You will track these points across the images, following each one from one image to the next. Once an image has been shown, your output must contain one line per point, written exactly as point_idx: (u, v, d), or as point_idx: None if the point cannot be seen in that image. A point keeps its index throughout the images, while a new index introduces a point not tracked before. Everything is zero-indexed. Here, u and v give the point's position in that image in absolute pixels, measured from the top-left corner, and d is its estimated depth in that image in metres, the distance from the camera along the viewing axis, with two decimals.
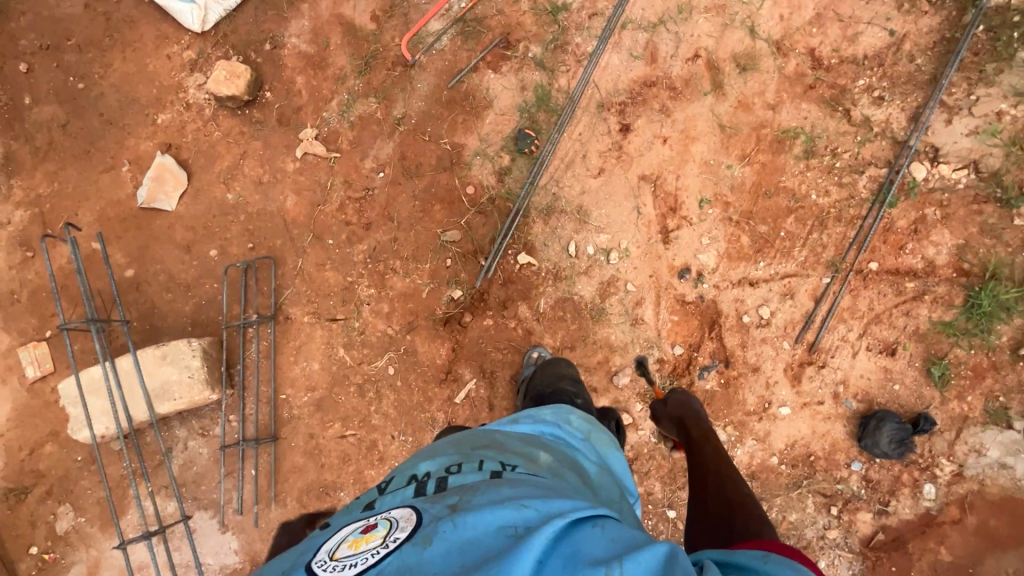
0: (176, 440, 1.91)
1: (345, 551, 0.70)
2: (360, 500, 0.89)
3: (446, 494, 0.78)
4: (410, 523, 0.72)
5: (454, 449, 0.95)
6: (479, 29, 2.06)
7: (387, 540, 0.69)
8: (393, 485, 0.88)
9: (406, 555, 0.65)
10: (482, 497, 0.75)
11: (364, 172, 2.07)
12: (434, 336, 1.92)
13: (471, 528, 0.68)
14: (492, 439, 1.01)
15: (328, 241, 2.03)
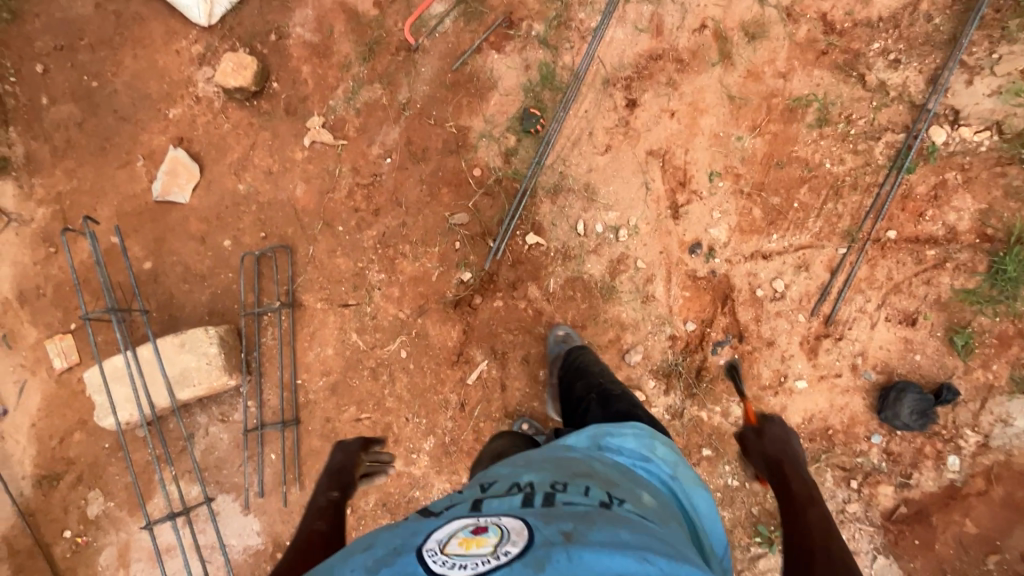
0: (198, 426, 1.96)
1: (457, 547, 0.75)
2: (463, 495, 0.95)
3: (559, 518, 0.81)
4: (521, 539, 0.75)
5: (558, 470, 0.99)
6: (481, 9, 2.04)
7: (501, 551, 0.73)
8: (497, 491, 0.93)
9: (522, 574, 0.69)
10: (597, 537, 0.78)
11: (371, 158, 2.08)
12: (445, 319, 1.93)
13: (587, 567, 0.71)
14: (592, 466, 1.04)
15: (338, 228, 2.05)
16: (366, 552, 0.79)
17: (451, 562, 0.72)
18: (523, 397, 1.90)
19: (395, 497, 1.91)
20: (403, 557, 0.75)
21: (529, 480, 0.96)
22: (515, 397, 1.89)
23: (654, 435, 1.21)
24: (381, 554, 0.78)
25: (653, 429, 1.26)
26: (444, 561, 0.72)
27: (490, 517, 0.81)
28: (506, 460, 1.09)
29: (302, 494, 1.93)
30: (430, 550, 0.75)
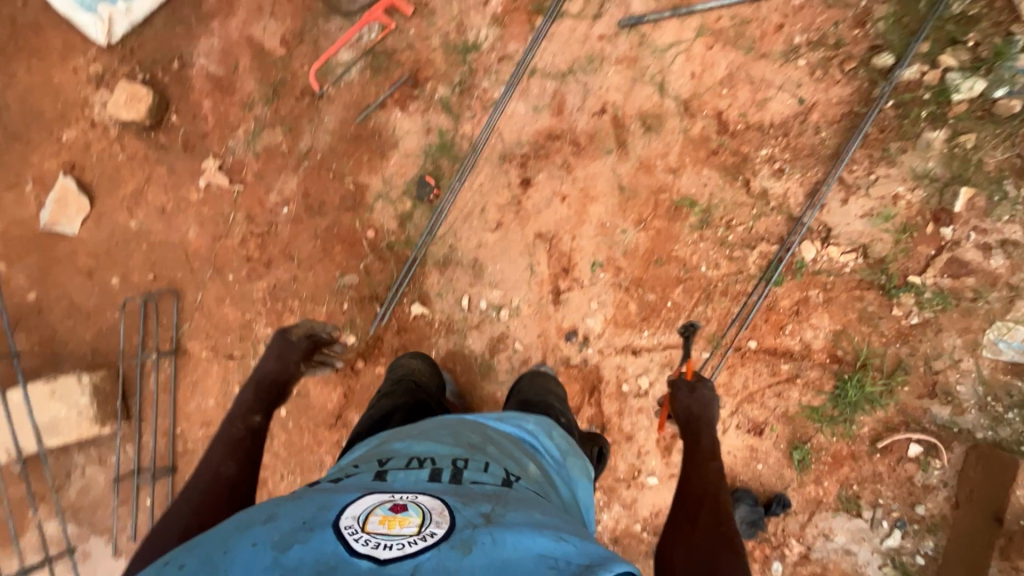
0: (73, 466, 1.96)
1: (377, 526, 0.74)
2: (366, 472, 0.95)
3: (475, 501, 0.84)
4: (444, 518, 0.76)
5: (460, 450, 1.05)
6: (389, 63, 1.98)
7: (425, 531, 0.73)
8: (404, 469, 0.95)
9: (447, 556, 0.70)
10: (514, 518, 0.80)
11: (268, 206, 2.04)
12: (326, 380, 1.94)
13: (511, 548, 0.73)
14: (489, 444, 1.13)
15: (229, 276, 2.02)
16: (269, 527, 0.76)
17: (375, 542, 0.71)
18: None
19: None
20: (319, 534, 0.73)
21: (432, 458, 1.00)
22: None
23: (545, 424, 1.35)
24: (289, 530, 0.74)
25: (547, 422, 1.39)
26: (365, 540, 0.72)
27: (408, 495, 0.81)
28: (399, 440, 1.13)
29: None
30: (347, 527, 0.74)
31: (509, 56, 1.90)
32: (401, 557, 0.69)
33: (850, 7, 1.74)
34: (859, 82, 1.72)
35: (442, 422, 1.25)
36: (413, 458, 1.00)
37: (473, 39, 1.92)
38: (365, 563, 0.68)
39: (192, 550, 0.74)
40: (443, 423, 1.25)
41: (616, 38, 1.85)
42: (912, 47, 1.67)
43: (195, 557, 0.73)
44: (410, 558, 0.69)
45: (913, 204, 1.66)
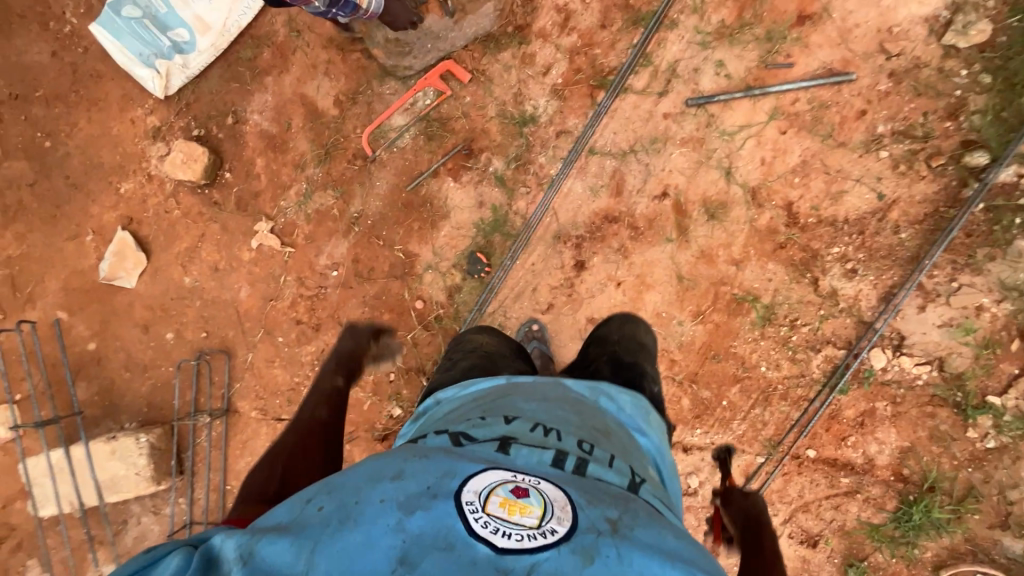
0: (130, 514, 2.04)
1: (498, 508, 0.63)
2: (488, 430, 0.85)
3: (601, 497, 0.71)
4: (569, 514, 0.64)
5: (582, 428, 0.90)
6: (443, 131, 1.93)
7: (547, 527, 0.61)
8: (529, 439, 0.83)
9: (568, 565, 0.59)
10: (643, 535, 0.67)
11: (318, 269, 2.04)
12: (372, 450, 1.97)
13: (637, 573, 0.61)
14: (607, 430, 0.95)
15: (279, 337, 2.04)
16: (396, 482, 0.67)
17: (495, 526, 0.61)
18: None
19: None
20: (441, 505, 0.63)
21: (555, 429, 0.86)
22: None
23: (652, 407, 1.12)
24: (415, 492, 0.65)
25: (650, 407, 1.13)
26: (484, 522, 0.61)
27: (532, 476, 0.69)
28: (521, 392, 1.00)
29: None
30: (469, 504, 0.63)
31: (567, 131, 1.83)
32: (522, 553, 0.59)
33: (941, 98, 1.61)
34: (946, 180, 1.60)
35: (555, 384, 1.06)
36: (535, 423, 0.88)
37: (531, 111, 1.86)
38: (483, 551, 0.59)
39: (328, 488, 0.69)
40: (558, 384, 1.07)
41: (683, 117, 1.76)
42: (1011, 148, 1.54)
43: (329, 497, 0.67)
44: (530, 556, 0.59)
45: (999, 318, 1.55)
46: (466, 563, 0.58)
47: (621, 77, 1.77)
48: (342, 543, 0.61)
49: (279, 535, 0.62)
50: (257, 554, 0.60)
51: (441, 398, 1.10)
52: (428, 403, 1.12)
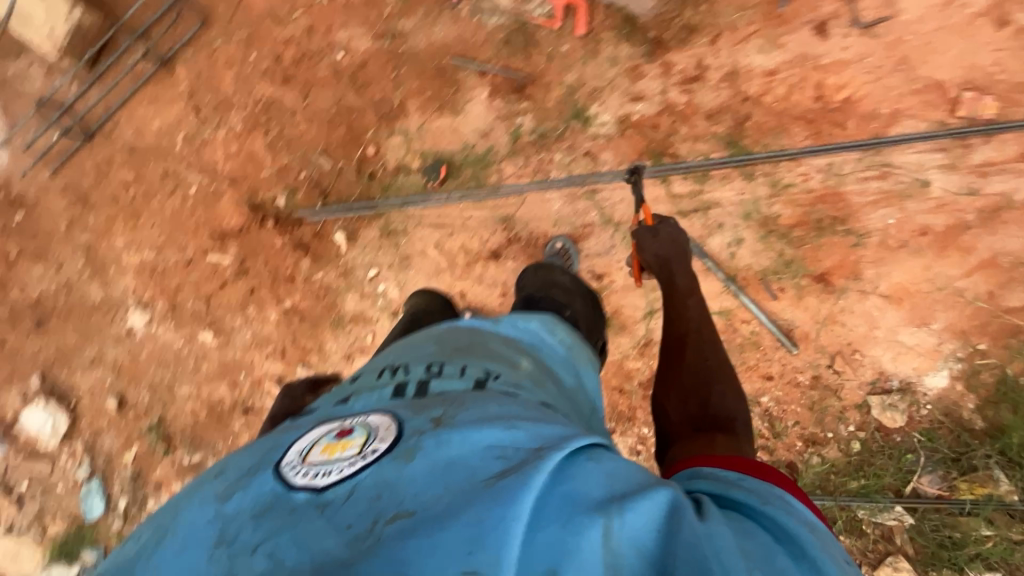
0: (29, 53, 2.03)
1: (318, 456, 0.69)
2: (337, 395, 0.88)
3: (425, 404, 0.75)
4: (388, 434, 0.69)
5: (438, 350, 0.92)
6: (520, 50, 1.82)
7: (365, 451, 0.66)
8: (372, 384, 0.86)
9: (385, 471, 0.63)
10: (466, 415, 0.70)
11: (330, 38, 1.93)
12: (239, 206, 2.04)
13: (457, 447, 0.64)
14: (477, 338, 0.97)
15: (253, 53, 1.97)
16: (216, 480, 0.71)
17: (313, 473, 0.66)
18: (226, 304, 2.10)
19: (96, 256, 2.12)
20: (259, 478, 0.68)
21: (403, 366, 0.89)
22: (221, 300, 2.10)
23: (549, 323, 1.10)
24: (235, 479, 0.70)
25: (555, 320, 1.14)
26: (303, 474, 0.66)
27: (359, 417, 0.75)
28: (386, 352, 1.02)
29: (48, 181, 2.09)
30: (286, 466, 0.69)
31: (595, 160, 1.78)
32: (341, 482, 0.64)
33: (816, 426, 1.75)
34: None
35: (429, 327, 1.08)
36: (383, 368, 0.90)
37: (591, 113, 1.78)
38: (302, 498, 0.64)
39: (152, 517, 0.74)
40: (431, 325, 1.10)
41: None
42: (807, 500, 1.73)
43: (154, 525, 0.70)
44: (348, 480, 0.63)
45: None
46: (280, 516, 0.63)
47: (670, 168, 1.71)
48: (163, 555, 0.65)
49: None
50: None
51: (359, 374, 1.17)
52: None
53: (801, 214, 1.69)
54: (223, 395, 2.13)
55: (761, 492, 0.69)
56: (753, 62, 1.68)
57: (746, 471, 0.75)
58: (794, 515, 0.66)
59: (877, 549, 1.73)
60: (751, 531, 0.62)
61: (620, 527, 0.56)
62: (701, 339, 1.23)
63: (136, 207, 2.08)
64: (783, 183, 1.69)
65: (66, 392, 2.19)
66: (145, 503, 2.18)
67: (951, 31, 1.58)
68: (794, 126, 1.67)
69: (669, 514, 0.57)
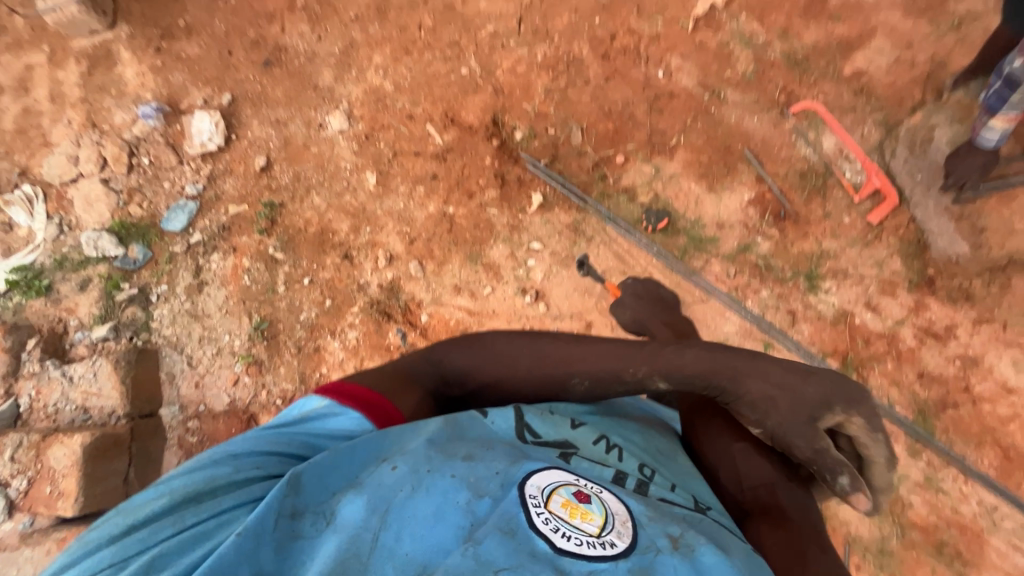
0: None
1: (560, 508, 0.79)
2: (556, 431, 0.99)
3: (659, 514, 0.85)
4: (624, 531, 0.79)
5: (644, 453, 1.04)
6: (807, 190, 1.80)
7: (605, 539, 0.77)
8: (591, 453, 0.96)
9: (621, 574, 0.73)
10: (704, 558, 0.79)
11: (666, 56, 1.98)
12: (483, 110, 2.10)
13: None
14: (674, 455, 1.10)
15: (599, 17, 2.04)
16: (466, 463, 0.82)
17: (556, 526, 0.76)
18: (404, 167, 2.13)
19: (350, 55, 2.23)
20: (506, 496, 0.79)
21: (618, 449, 1.00)
22: (403, 161, 2.14)
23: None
24: (484, 477, 0.81)
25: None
26: (546, 520, 0.77)
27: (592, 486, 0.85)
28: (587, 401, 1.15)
29: None
30: (532, 497, 0.80)
31: (792, 323, 1.72)
32: (577, 556, 0.74)
33: None
34: None
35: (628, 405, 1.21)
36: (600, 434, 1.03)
37: (823, 285, 1.73)
38: (542, 546, 0.74)
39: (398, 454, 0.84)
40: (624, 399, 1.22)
41: None
42: None
43: (399, 466, 0.82)
44: (587, 561, 0.73)
45: None
46: (524, 550, 0.73)
47: None
48: (414, 508, 0.76)
49: (360, 493, 0.78)
50: (342, 509, 0.76)
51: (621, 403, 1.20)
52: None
53: (933, 523, 1.56)
54: (341, 229, 2.14)
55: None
56: (998, 367, 1.58)
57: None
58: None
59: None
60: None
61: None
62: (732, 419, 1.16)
63: (411, 46, 2.18)
64: (939, 484, 1.56)
65: (235, 125, 2.28)
66: (211, 252, 2.19)
67: None
68: (989, 449, 1.55)
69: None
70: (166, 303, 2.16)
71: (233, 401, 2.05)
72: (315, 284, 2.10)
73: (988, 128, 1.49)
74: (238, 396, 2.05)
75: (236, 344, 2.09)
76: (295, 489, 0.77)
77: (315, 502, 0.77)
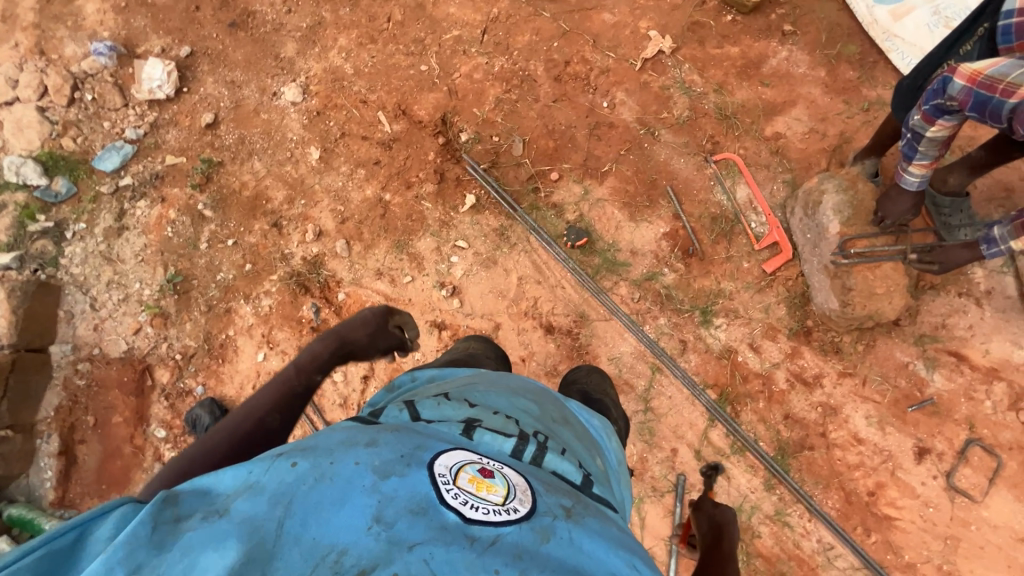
0: None
1: (467, 482, 0.66)
2: (455, 413, 0.87)
3: (553, 487, 0.75)
4: (526, 499, 0.67)
5: (544, 421, 0.95)
6: (715, 233, 1.93)
7: (509, 506, 0.64)
8: (494, 423, 0.87)
9: (530, 540, 0.61)
10: (591, 524, 0.71)
11: (612, 89, 2.11)
12: (435, 108, 2.17)
13: (587, 553, 0.64)
14: (565, 420, 1.01)
15: (557, 42, 2.17)
16: (370, 450, 0.69)
17: (463, 500, 0.63)
18: (349, 149, 2.17)
19: (317, 33, 2.28)
20: (414, 475, 0.65)
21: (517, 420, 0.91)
22: (349, 143, 2.18)
23: (607, 430, 1.11)
24: (390, 460, 0.67)
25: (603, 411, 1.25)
26: (455, 495, 0.64)
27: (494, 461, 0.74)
28: (485, 383, 1.02)
29: None
30: (439, 476, 0.66)
31: (681, 351, 1.84)
32: (487, 524, 0.61)
33: None
34: None
35: (521, 377, 1.11)
36: (496, 408, 0.92)
37: (715, 321, 1.85)
38: (452, 519, 0.60)
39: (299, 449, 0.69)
40: (519, 377, 1.11)
41: (666, 465, 1.79)
42: None
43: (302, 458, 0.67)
44: (495, 527, 0.61)
45: None
46: (436, 525, 0.59)
47: (724, 417, 1.75)
48: (316, 496, 0.61)
49: (251, 494, 0.62)
50: (234, 507, 0.60)
51: (418, 377, 1.11)
52: (403, 376, 1.12)
53: (775, 553, 1.68)
54: (275, 197, 2.15)
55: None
56: (854, 419, 1.73)
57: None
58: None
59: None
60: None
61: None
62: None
63: (378, 35, 2.25)
64: (786, 518, 1.69)
65: (189, 79, 2.27)
66: (138, 199, 2.15)
67: (1004, 558, 1.61)
68: (834, 491, 1.69)
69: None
70: (80, 242, 2.11)
71: (130, 349, 2.03)
72: (239, 246, 2.10)
73: (906, 173, 1.51)
74: (136, 345, 2.03)
75: (146, 294, 2.06)
76: (173, 500, 0.60)
77: (206, 506, 0.61)
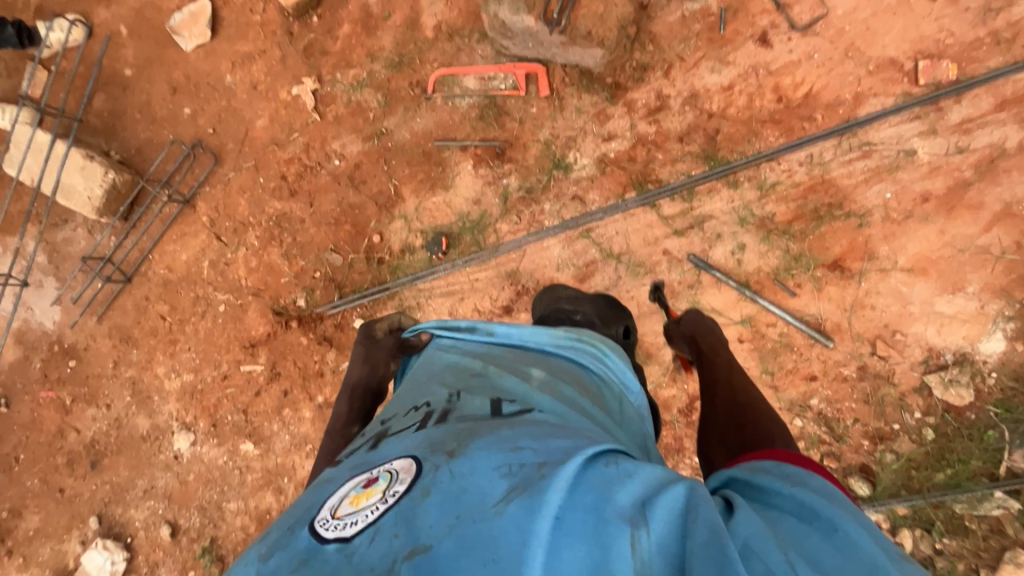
0: (73, 219, 2.27)
1: (347, 506, 0.68)
2: (363, 449, 0.84)
3: (441, 439, 0.75)
4: (409, 475, 0.69)
5: (452, 380, 0.92)
6: (494, 121, 1.96)
7: (386, 497, 0.66)
8: (397, 425, 0.84)
9: (406, 509, 0.63)
10: (480, 444, 0.70)
11: (327, 149, 2.12)
12: (263, 313, 2.15)
13: (469, 478, 0.65)
14: (481, 363, 0.96)
15: (261, 177, 2.17)
16: (258, 543, 0.70)
17: (344, 524, 0.65)
18: (262, 411, 2.15)
19: (141, 388, 2.23)
20: (297, 535, 0.66)
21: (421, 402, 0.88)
22: (258, 408, 2.16)
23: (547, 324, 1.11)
24: (273, 539, 0.68)
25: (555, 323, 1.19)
26: (337, 524, 0.65)
27: (382, 464, 0.75)
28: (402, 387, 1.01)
29: (96, 327, 2.26)
30: (321, 520, 0.67)
31: (583, 201, 1.87)
32: (364, 529, 0.63)
33: (878, 420, 1.69)
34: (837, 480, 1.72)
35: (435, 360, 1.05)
36: (402, 413, 0.88)
37: (570, 160, 1.89)
38: (333, 548, 0.62)
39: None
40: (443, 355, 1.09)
41: (677, 265, 1.80)
42: (887, 501, 1.67)
43: None
44: (371, 526, 0.63)
45: None
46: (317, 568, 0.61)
47: (656, 192, 1.79)
48: None
49: None
50: None
51: None
52: None
53: (797, 208, 1.71)
54: (271, 504, 2.15)
55: (792, 475, 0.67)
56: (709, 82, 1.78)
57: (788, 461, 0.73)
58: (828, 497, 0.61)
59: (992, 545, 1.63)
60: (773, 501, 0.63)
61: (649, 535, 0.56)
62: (730, 386, 1.18)
63: (171, 335, 2.22)
64: (770, 182, 1.72)
65: (123, 528, 2.24)
66: None
67: (892, 14, 1.66)
68: (765, 129, 1.73)
69: (686, 504, 0.58)
70: None
71: None
72: None
73: None
74: None
75: None
76: None
77: None
